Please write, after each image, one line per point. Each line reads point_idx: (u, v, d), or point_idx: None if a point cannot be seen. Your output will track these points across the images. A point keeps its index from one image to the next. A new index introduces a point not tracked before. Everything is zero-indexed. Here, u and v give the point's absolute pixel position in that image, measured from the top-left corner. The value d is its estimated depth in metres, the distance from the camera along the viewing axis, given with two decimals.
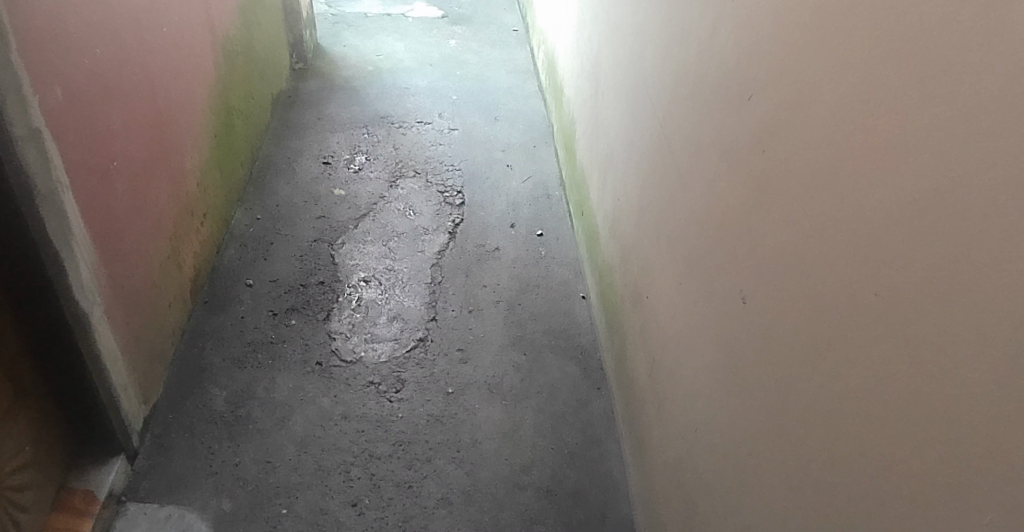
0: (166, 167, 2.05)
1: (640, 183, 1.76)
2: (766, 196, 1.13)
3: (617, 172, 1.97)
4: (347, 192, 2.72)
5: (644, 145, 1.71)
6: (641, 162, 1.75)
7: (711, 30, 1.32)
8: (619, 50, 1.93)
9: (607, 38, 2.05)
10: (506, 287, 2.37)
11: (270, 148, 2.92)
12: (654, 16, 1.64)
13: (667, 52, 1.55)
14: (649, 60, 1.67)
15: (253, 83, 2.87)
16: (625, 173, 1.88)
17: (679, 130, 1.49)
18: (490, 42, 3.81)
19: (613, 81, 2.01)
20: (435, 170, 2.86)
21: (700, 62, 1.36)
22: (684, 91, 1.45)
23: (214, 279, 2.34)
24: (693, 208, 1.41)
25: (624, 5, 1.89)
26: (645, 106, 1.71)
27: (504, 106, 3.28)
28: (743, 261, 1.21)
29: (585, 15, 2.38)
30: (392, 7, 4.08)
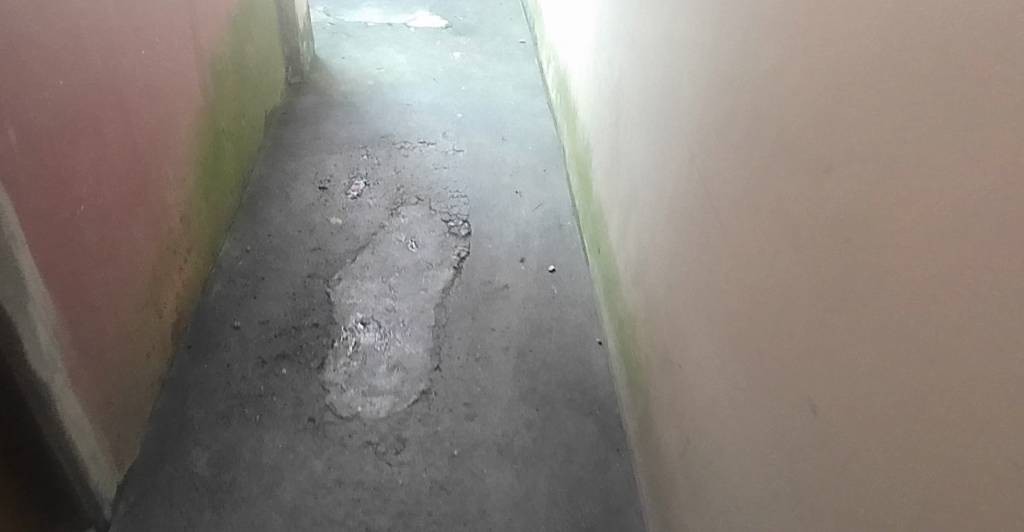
0: (143, 204, 1.87)
1: (673, 233, 1.57)
2: (837, 282, 0.95)
3: (643, 215, 1.78)
4: (345, 221, 2.53)
5: (679, 192, 1.53)
6: (674, 210, 1.56)
7: (767, 76, 1.13)
8: (648, 81, 1.74)
9: (633, 66, 1.86)
10: (516, 331, 2.18)
11: (263, 171, 2.73)
12: (694, 51, 1.44)
13: (711, 93, 1.36)
14: (685, 97, 1.48)
15: (244, 102, 2.67)
16: (654, 219, 1.69)
17: (725, 182, 1.30)
18: (496, 55, 3.62)
19: (639, 115, 1.82)
20: (439, 197, 2.67)
21: (752, 111, 1.18)
22: (731, 140, 1.27)
23: (198, 320, 2.15)
24: (742, 278, 1.23)
25: (654, 32, 1.70)
26: (680, 150, 1.52)
27: (512, 125, 3.09)
28: (805, 352, 1.03)
29: (605, 37, 2.19)
30: (393, 16, 3.89)
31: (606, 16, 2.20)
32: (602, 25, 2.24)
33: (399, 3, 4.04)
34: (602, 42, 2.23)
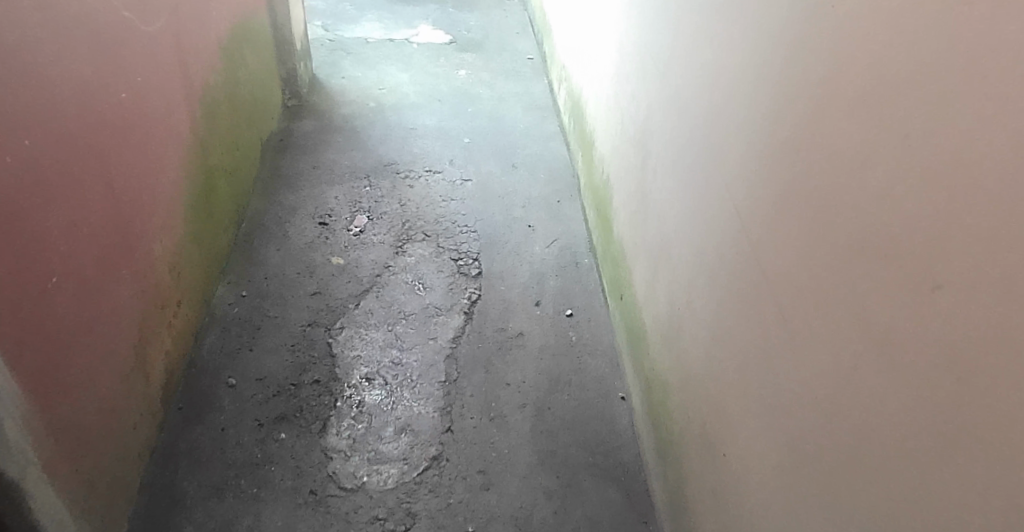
0: (127, 261, 1.71)
1: (718, 301, 1.41)
2: (970, 410, 0.79)
3: (677, 272, 1.62)
4: (347, 261, 2.37)
5: (728, 257, 1.37)
6: (720, 275, 1.40)
7: (847, 153, 0.97)
8: (685, 126, 1.58)
9: (666, 105, 1.70)
10: (533, 386, 2.02)
11: (260, 206, 2.57)
12: (745, 104, 1.28)
13: (768, 153, 1.20)
14: (736, 151, 1.33)
15: (239, 133, 2.52)
16: (692, 279, 1.53)
17: (785, 257, 1.14)
18: (503, 72, 3.46)
19: (674, 160, 1.66)
20: (446, 232, 2.51)
21: (829, 185, 1.02)
22: (799, 212, 1.11)
23: (190, 377, 2.00)
24: (809, 372, 1.07)
25: (692, 74, 1.53)
26: (729, 212, 1.36)
27: (522, 150, 2.93)
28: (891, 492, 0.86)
29: (631, 67, 2.03)
30: (394, 31, 3.73)
31: (631, 45, 2.04)
32: (627, 54, 2.08)
33: (401, 17, 3.88)
34: (627, 72, 2.07)
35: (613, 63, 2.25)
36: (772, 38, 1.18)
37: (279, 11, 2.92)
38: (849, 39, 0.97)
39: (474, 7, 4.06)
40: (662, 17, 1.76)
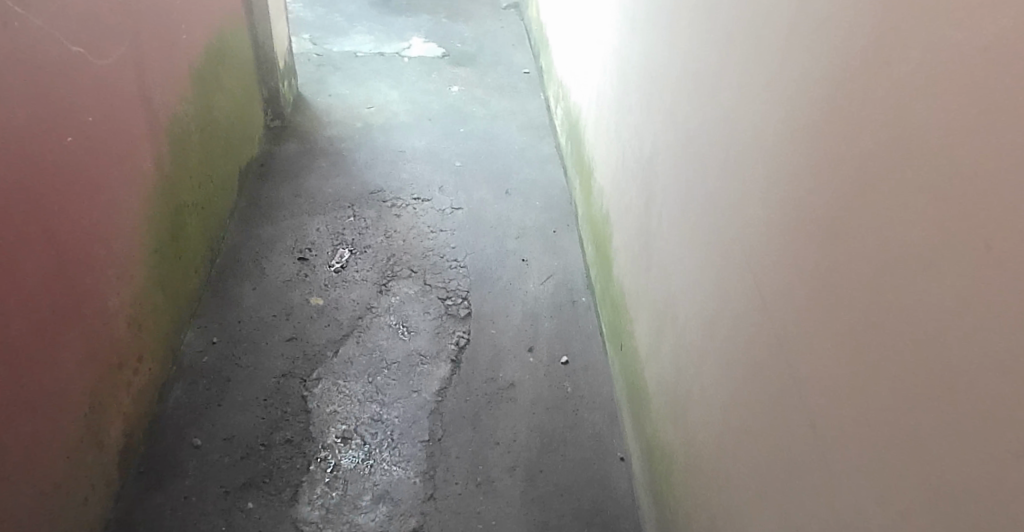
0: (71, 322, 1.56)
1: (734, 381, 1.25)
2: None
3: (690, 337, 1.45)
4: (327, 302, 2.21)
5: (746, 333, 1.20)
6: (737, 352, 1.24)
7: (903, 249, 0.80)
8: (698, 175, 1.40)
9: (677, 146, 1.53)
10: (524, 446, 1.86)
11: (236, 239, 2.40)
12: (770, 163, 1.11)
13: (799, 226, 1.03)
14: (760, 214, 1.15)
15: (215, 161, 2.35)
16: (709, 350, 1.36)
17: (825, 352, 0.97)
18: (499, 88, 3.30)
19: (683, 210, 1.48)
20: (434, 268, 2.34)
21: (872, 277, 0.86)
22: (833, 301, 0.94)
23: (153, 437, 1.84)
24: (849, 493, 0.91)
25: (707, 119, 1.36)
26: (750, 282, 1.19)
27: (517, 175, 2.76)
28: None
29: (635, 97, 1.85)
30: (385, 45, 3.57)
31: (635, 72, 1.86)
32: (630, 82, 1.90)
33: (393, 29, 3.72)
34: (630, 101, 1.89)
35: (615, 88, 2.08)
36: (805, 93, 1.01)
37: (261, 27, 2.74)
38: (905, 106, 0.80)
39: (468, 18, 3.91)
40: (671, 46, 1.58)
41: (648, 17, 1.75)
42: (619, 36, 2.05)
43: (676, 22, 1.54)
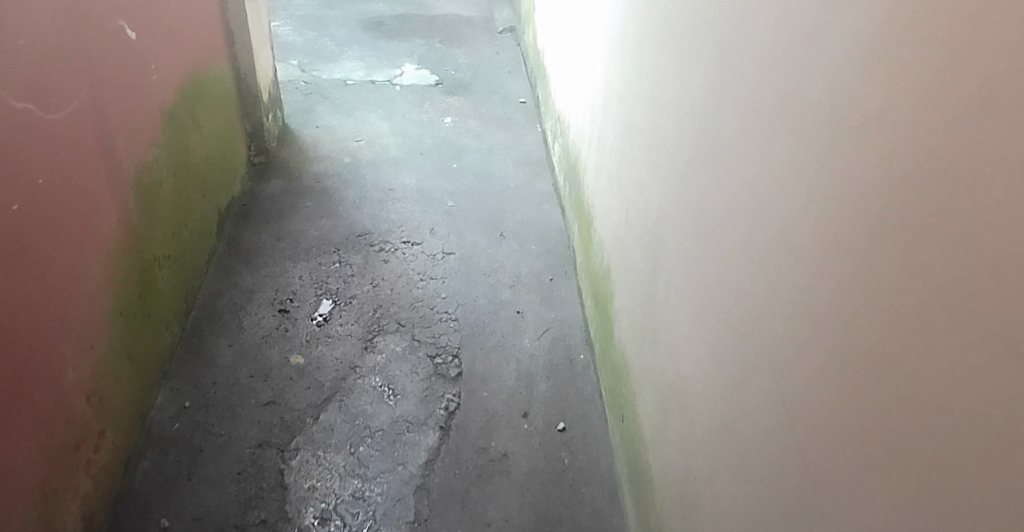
0: (20, 407, 1.41)
1: (755, 500, 1.11)
2: None
3: (701, 432, 1.32)
4: (308, 360, 2.06)
5: (768, 448, 1.06)
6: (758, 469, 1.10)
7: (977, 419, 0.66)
8: (709, 256, 1.27)
9: (685, 216, 1.39)
10: (518, 527, 1.71)
11: (213, 288, 2.25)
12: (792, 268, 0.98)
13: (830, 351, 0.89)
14: (788, 319, 1.02)
15: (191, 207, 2.20)
16: (724, 452, 1.22)
17: (871, 507, 0.82)
18: (493, 119, 3.17)
19: (694, 288, 1.34)
20: (423, 321, 2.20)
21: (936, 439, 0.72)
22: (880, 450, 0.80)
23: (115, 519, 1.70)
24: None
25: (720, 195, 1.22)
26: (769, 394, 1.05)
27: (512, 215, 2.62)
28: None
29: (636, 150, 1.71)
30: (376, 73, 3.45)
31: (634, 124, 1.72)
32: (632, 133, 1.76)
33: (384, 55, 3.61)
34: (631, 154, 1.75)
35: (614, 136, 1.93)
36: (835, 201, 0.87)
37: (243, 60, 2.60)
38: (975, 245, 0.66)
39: (462, 43, 3.79)
40: (676, 104, 1.44)
41: (650, 68, 1.61)
42: (619, 81, 1.91)
43: (684, 80, 1.40)
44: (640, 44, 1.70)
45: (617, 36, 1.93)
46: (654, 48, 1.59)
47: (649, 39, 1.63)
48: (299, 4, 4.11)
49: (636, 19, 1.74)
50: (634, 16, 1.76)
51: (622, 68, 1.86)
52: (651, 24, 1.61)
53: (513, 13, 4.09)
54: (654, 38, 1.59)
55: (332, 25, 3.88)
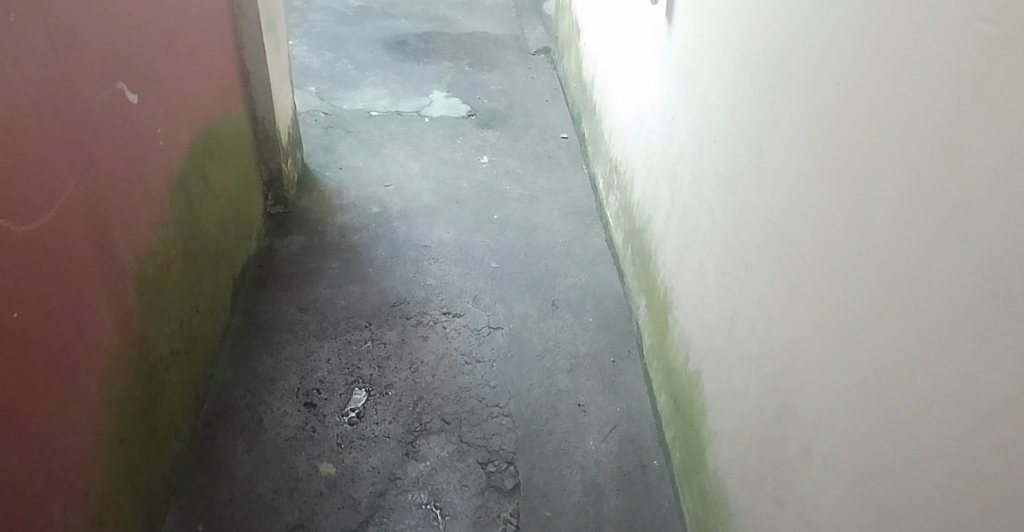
0: None
1: None
2: None
3: None
4: (341, 470, 1.77)
5: None
6: None
7: None
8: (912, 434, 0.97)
9: (853, 365, 1.09)
10: None
11: (228, 375, 1.95)
12: None
13: None
14: None
15: (203, 283, 1.90)
16: None
17: None
18: (535, 158, 2.87)
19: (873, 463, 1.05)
20: (471, 418, 1.90)
21: None
22: None
23: None
24: None
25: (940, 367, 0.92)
26: None
27: (563, 279, 2.32)
28: None
29: (750, 250, 1.40)
30: (402, 102, 3.15)
31: (748, 217, 1.41)
32: (739, 226, 1.45)
33: (410, 81, 3.31)
34: (741, 250, 1.44)
35: (705, 218, 1.62)
36: None
37: (261, 102, 2.29)
38: None
39: (493, 68, 3.48)
40: (830, 216, 1.13)
41: (776, 156, 1.30)
42: (711, 153, 1.59)
43: (847, 189, 1.09)
44: (754, 118, 1.39)
45: (708, 98, 1.62)
46: (782, 133, 1.28)
47: (772, 119, 1.32)
48: (316, 20, 3.80)
49: (744, 87, 1.43)
50: (740, 83, 1.45)
51: (720, 140, 1.55)
52: (775, 102, 1.30)
53: (547, 32, 3.79)
54: (782, 121, 1.28)
55: (351, 45, 3.58)
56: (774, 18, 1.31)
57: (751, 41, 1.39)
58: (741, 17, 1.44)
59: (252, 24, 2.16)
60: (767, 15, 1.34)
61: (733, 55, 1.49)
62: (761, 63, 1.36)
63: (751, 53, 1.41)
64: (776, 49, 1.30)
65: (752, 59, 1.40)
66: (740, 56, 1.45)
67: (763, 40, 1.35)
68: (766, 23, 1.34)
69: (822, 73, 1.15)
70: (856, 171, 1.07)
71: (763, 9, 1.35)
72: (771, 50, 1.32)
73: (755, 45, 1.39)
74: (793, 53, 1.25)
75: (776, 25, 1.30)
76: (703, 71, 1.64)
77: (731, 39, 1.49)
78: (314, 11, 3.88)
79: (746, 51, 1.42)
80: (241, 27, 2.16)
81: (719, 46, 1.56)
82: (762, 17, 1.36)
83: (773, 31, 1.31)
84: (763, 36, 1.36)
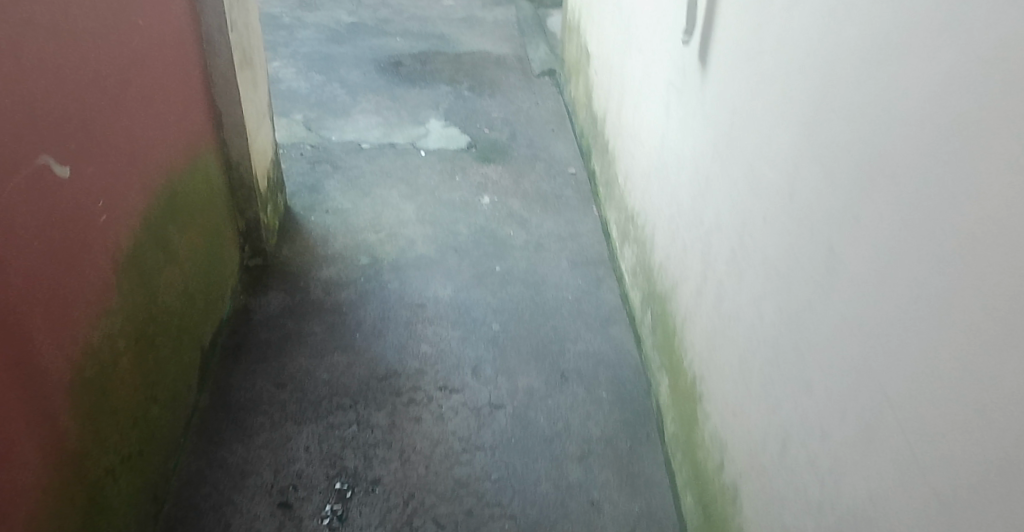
0: None
1: None
2: None
3: None
4: None
5: None
6: None
7: None
8: None
9: None
10: None
11: (193, 468, 1.71)
12: None
13: None
14: None
15: (162, 367, 1.65)
16: None
17: None
18: (540, 197, 2.63)
19: None
20: (468, 521, 1.66)
21: None
22: None
23: None
24: None
25: None
26: None
27: (573, 346, 2.08)
28: None
29: (818, 364, 1.15)
30: (395, 132, 2.90)
31: (815, 325, 1.16)
32: (800, 333, 1.20)
33: (404, 108, 3.06)
34: (802, 362, 1.19)
35: (750, 308, 1.37)
36: None
37: (234, 145, 2.03)
38: None
39: (494, 92, 3.24)
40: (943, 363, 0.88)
41: (856, 261, 1.06)
42: (759, 233, 1.34)
43: (966, 334, 0.85)
44: (823, 206, 1.14)
45: (755, 167, 1.37)
46: (865, 236, 1.03)
47: (852, 213, 1.07)
48: (305, 39, 3.56)
49: (810, 165, 1.18)
50: (804, 159, 1.19)
51: (772, 221, 1.29)
52: (858, 198, 1.05)
53: (551, 52, 3.54)
54: (864, 220, 1.03)
55: (342, 66, 3.35)
56: (855, 90, 1.06)
57: (822, 111, 1.14)
58: (805, 78, 1.19)
59: (224, 61, 1.90)
60: (844, 84, 1.09)
61: (791, 124, 1.23)
62: (837, 140, 1.10)
63: (819, 124, 1.15)
64: (858, 128, 1.05)
65: (822, 132, 1.14)
66: (804, 126, 1.19)
67: (839, 114, 1.10)
68: (842, 93, 1.08)
69: (932, 177, 0.90)
70: (980, 315, 0.83)
71: (837, 75, 1.10)
72: (851, 131, 1.07)
73: (826, 117, 1.13)
74: (882, 140, 1.00)
75: (858, 99, 1.05)
76: (750, 135, 1.39)
77: (789, 101, 1.24)
78: (303, 28, 3.65)
79: (813, 121, 1.17)
80: (212, 64, 1.90)
81: (771, 108, 1.30)
82: (837, 85, 1.10)
83: (853, 105, 1.06)
84: (837, 109, 1.10)
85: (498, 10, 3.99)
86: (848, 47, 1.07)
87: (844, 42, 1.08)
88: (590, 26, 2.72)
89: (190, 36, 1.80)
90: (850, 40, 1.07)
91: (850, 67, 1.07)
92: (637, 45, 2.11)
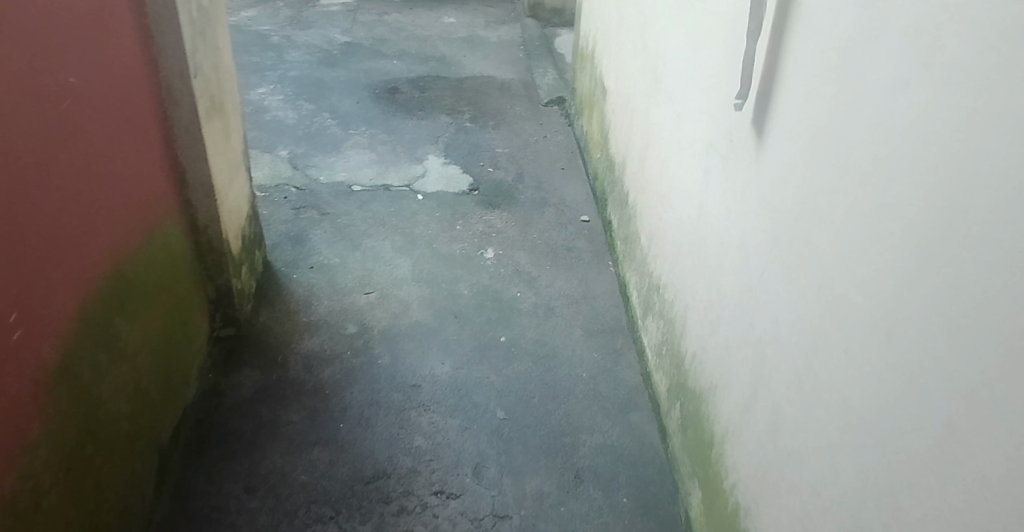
0: None
1: None
2: None
3: None
4: None
5: None
6: None
7: None
8: None
9: None
10: None
11: None
12: None
13: None
14: None
15: (104, 487, 1.38)
16: None
17: None
18: (549, 250, 2.36)
19: None
20: None
21: None
22: None
23: None
24: None
25: None
26: None
27: (588, 439, 1.82)
28: None
29: None
30: (390, 172, 2.64)
31: (924, 512, 0.90)
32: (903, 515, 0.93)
33: (400, 143, 2.80)
34: None
35: (830, 455, 1.11)
36: None
37: (200, 206, 1.76)
38: None
39: (499, 124, 2.97)
40: None
41: (997, 452, 0.79)
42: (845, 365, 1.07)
43: None
44: (943, 359, 0.87)
45: (834, 280, 1.10)
46: (1013, 424, 0.76)
47: (991, 385, 0.79)
48: (294, 61, 3.31)
49: (923, 299, 0.90)
50: (914, 290, 0.92)
51: (866, 355, 1.02)
52: (999, 369, 0.78)
53: (560, 77, 3.27)
54: (1014, 402, 0.76)
55: (333, 94, 3.09)
56: (995, 223, 0.79)
57: (944, 239, 0.87)
58: (913, 186, 0.92)
59: (186, 111, 1.63)
60: (974, 210, 0.82)
61: (893, 239, 0.96)
62: (966, 282, 0.83)
63: (936, 251, 0.88)
64: (1003, 274, 0.78)
65: (944, 265, 0.87)
66: (915, 246, 0.92)
67: (971, 249, 0.82)
68: (977, 220, 0.81)
69: None
70: None
71: (967, 196, 0.83)
72: (988, 277, 0.80)
73: (947, 245, 0.86)
74: None
75: (1001, 235, 0.78)
76: (823, 238, 1.12)
77: (888, 210, 0.97)
78: (293, 50, 3.41)
79: (927, 246, 0.89)
80: (172, 115, 1.63)
81: (858, 211, 1.03)
82: (967, 207, 0.83)
83: (994, 242, 0.79)
84: (965, 241, 0.83)
85: (502, 29, 3.74)
86: (985, 162, 0.80)
87: (978, 153, 0.81)
88: (606, 58, 2.45)
89: (143, 85, 1.53)
90: (984, 153, 0.80)
91: (989, 187, 0.80)
92: (663, 92, 1.84)
